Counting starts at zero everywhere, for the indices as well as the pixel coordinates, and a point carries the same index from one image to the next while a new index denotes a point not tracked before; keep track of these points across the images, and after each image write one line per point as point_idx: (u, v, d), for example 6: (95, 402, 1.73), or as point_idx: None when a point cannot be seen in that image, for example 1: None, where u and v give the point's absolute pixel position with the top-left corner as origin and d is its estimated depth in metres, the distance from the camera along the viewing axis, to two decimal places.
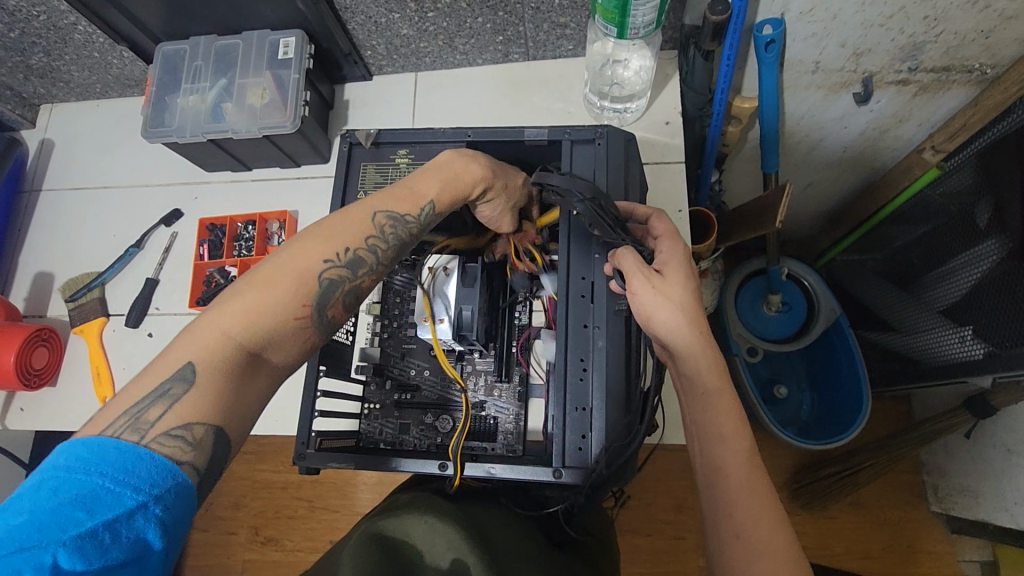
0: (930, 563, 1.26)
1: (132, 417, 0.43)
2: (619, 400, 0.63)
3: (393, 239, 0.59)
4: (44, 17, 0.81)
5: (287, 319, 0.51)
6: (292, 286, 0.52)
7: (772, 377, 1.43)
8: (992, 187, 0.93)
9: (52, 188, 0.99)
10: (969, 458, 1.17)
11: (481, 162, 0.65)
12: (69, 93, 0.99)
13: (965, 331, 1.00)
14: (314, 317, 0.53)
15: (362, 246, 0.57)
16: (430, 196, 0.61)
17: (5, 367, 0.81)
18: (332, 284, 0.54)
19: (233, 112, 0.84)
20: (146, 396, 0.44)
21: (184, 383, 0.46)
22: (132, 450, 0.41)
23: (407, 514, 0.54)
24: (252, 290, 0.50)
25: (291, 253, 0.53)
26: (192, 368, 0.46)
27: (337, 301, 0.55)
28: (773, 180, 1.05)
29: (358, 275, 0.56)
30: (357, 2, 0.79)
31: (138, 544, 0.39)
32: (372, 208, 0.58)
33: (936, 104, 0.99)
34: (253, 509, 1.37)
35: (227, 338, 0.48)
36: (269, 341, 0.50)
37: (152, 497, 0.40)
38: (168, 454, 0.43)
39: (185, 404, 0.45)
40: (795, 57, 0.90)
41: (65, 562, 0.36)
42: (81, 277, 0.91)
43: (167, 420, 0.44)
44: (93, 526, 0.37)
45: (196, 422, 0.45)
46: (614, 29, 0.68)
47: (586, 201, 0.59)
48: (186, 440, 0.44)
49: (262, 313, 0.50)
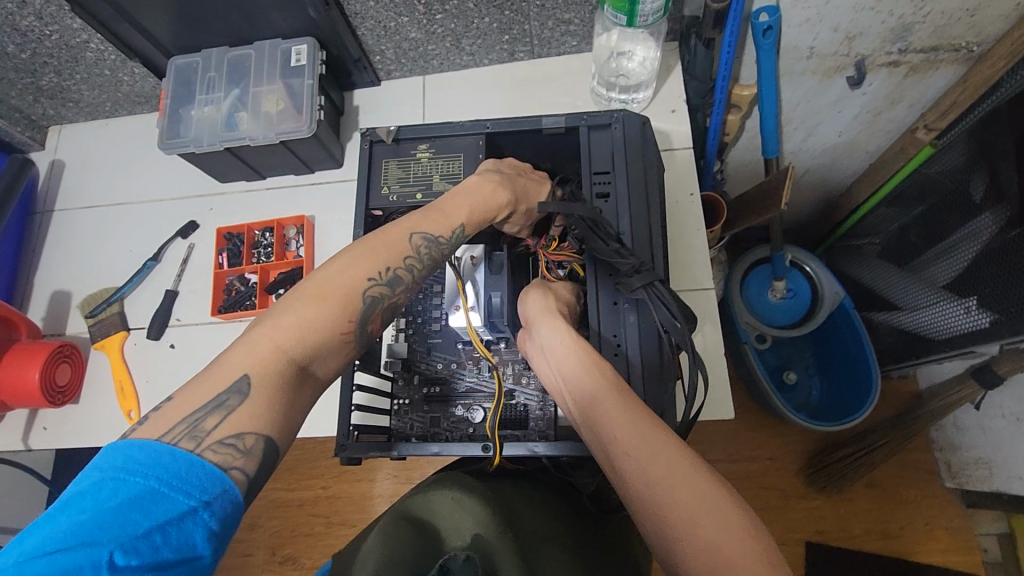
0: (949, 539, 1.27)
1: (189, 425, 0.45)
2: (654, 374, 0.64)
3: (428, 259, 0.61)
4: (57, 36, 0.83)
5: (333, 332, 0.53)
6: (341, 301, 0.54)
7: (781, 364, 1.44)
8: (987, 159, 0.95)
9: (64, 207, 1.00)
10: (981, 430, 1.18)
11: (507, 186, 0.67)
12: (78, 113, 1.00)
13: (970, 302, 1.01)
14: (356, 333, 0.56)
15: (401, 265, 0.59)
16: (461, 221, 0.63)
17: (28, 384, 0.81)
18: (374, 301, 0.56)
19: (248, 121, 0.85)
20: (203, 406, 0.46)
21: (240, 395, 0.47)
22: (184, 457, 0.43)
23: (434, 491, 0.54)
24: (307, 304, 0.53)
25: (338, 269, 0.56)
26: (247, 380, 0.48)
27: (377, 317, 0.57)
28: (774, 165, 1.07)
29: (397, 293, 0.59)
30: (367, 7, 0.81)
31: (188, 547, 0.40)
32: (410, 229, 0.60)
33: (927, 84, 1.01)
34: (269, 528, 1.36)
35: (280, 351, 0.50)
36: (316, 354, 0.52)
37: (202, 502, 0.42)
38: (219, 462, 0.44)
39: (239, 415, 0.46)
40: (791, 43, 0.93)
41: (120, 560, 0.37)
42: (100, 293, 0.91)
43: (222, 429, 0.45)
44: (148, 527, 0.38)
45: (248, 431, 0.46)
46: (624, 18, 0.71)
47: (583, 221, 0.65)
48: (238, 448, 0.45)
49: (314, 325, 0.52)
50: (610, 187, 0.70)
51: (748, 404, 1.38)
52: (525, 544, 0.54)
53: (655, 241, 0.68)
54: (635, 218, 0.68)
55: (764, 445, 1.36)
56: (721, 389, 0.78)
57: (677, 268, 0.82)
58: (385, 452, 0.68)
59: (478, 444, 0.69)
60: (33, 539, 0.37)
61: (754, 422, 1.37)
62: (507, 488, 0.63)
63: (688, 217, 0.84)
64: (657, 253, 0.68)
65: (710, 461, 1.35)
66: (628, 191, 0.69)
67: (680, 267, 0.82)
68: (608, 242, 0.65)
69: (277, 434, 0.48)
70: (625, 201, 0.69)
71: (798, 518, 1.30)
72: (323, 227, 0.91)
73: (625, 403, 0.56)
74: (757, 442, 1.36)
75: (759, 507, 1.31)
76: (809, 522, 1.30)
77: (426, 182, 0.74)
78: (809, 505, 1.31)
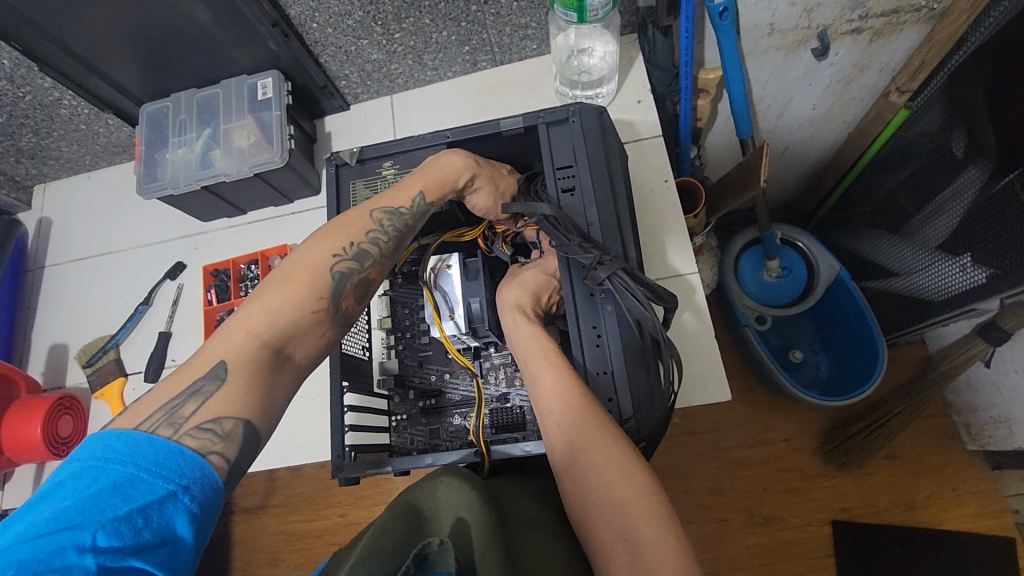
0: (977, 503, 1.24)
1: (168, 413, 0.47)
2: (636, 355, 0.64)
3: (393, 230, 0.64)
4: (30, 97, 0.85)
5: (305, 311, 0.56)
6: (307, 282, 0.57)
7: (785, 343, 1.43)
8: (963, 115, 0.94)
9: (54, 263, 1.02)
10: (995, 389, 1.16)
11: (463, 155, 0.71)
12: (60, 169, 1.03)
13: (964, 260, 1.00)
14: (329, 310, 0.58)
15: (364, 240, 0.62)
16: (418, 189, 0.66)
17: (32, 439, 0.82)
18: (343, 276, 0.59)
19: (222, 157, 0.87)
20: (180, 394, 0.48)
21: (216, 380, 0.49)
22: (163, 444, 0.45)
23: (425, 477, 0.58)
24: (275, 290, 0.55)
25: (303, 254, 0.59)
26: (223, 366, 0.50)
27: (348, 293, 0.59)
28: (750, 144, 1.06)
29: (365, 267, 0.61)
30: (325, 34, 0.83)
31: (168, 530, 0.41)
32: (371, 206, 0.64)
33: (894, 47, 1.00)
34: (290, 562, 1.35)
35: (253, 335, 0.52)
36: (290, 336, 0.54)
37: (181, 487, 0.43)
38: (198, 447, 0.46)
39: (215, 401, 0.48)
40: (749, 21, 0.93)
41: (103, 541, 0.38)
42: (96, 342, 0.94)
43: (199, 415, 0.47)
44: (127, 510, 0.40)
45: (225, 416, 0.48)
46: (574, 15, 0.71)
47: (547, 219, 0.66)
48: (216, 432, 0.47)
49: (282, 309, 0.54)
50: (575, 180, 0.70)
51: (757, 387, 1.37)
52: (510, 533, 0.55)
53: (624, 223, 0.69)
54: (602, 208, 0.69)
55: (777, 427, 1.34)
56: (710, 371, 0.78)
57: (655, 256, 0.82)
58: (382, 469, 0.69)
59: (469, 450, 0.69)
60: (21, 525, 0.38)
61: (765, 404, 1.36)
62: (513, 489, 0.65)
63: (665, 206, 0.84)
64: (628, 241, 0.68)
65: (724, 448, 1.34)
66: (592, 184, 0.69)
67: (657, 255, 0.82)
68: (570, 238, 0.65)
69: (257, 419, 0.50)
70: (590, 189, 0.69)
71: (821, 498, 1.28)
72: None
73: (586, 412, 0.59)
74: (769, 425, 1.34)
75: (779, 490, 1.29)
76: (833, 500, 1.28)
77: None
78: (830, 482, 1.29)
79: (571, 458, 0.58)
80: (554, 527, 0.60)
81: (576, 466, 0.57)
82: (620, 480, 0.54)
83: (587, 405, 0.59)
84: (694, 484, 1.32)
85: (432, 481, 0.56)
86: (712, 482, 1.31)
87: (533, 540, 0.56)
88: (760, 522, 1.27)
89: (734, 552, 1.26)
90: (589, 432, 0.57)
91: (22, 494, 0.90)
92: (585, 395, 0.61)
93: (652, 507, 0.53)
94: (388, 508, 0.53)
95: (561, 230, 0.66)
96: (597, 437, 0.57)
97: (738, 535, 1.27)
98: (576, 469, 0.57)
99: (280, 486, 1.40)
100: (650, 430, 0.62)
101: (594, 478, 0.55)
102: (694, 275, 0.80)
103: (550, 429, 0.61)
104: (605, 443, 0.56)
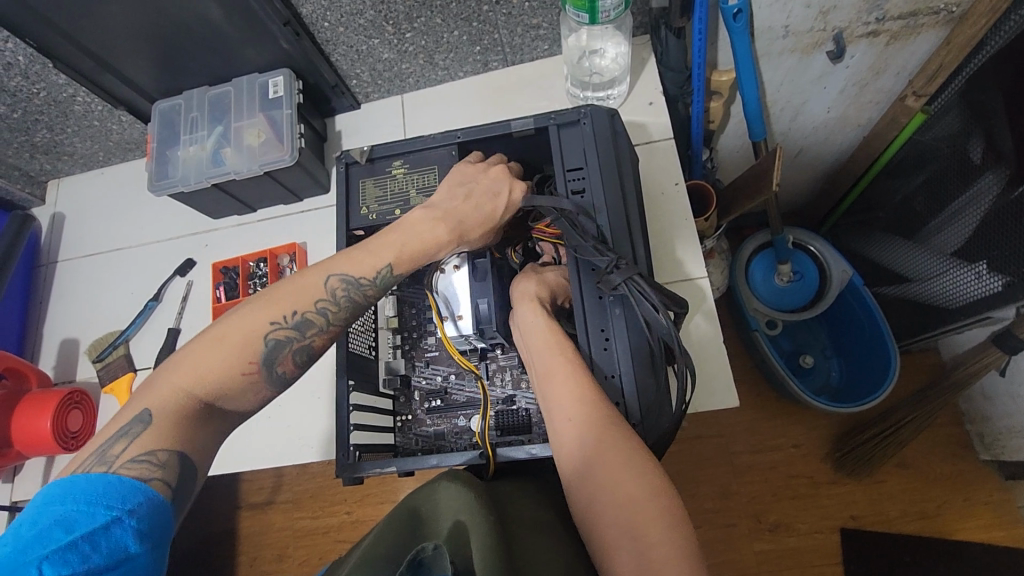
0: (990, 514, 1.22)
1: (99, 454, 0.50)
2: (645, 359, 0.63)
3: (345, 301, 0.62)
4: (44, 93, 0.86)
5: (234, 373, 0.56)
6: (238, 346, 0.57)
7: (797, 348, 1.41)
8: (981, 122, 0.93)
9: (66, 258, 1.03)
10: (1009, 398, 1.14)
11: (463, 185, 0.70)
12: (74, 165, 1.04)
13: (980, 267, 0.98)
14: (264, 373, 0.58)
15: (312, 308, 0.61)
16: (388, 260, 0.64)
17: (42, 432, 0.83)
18: (278, 344, 0.59)
19: (232, 155, 0.87)
20: (110, 437, 0.51)
21: (142, 423, 0.52)
22: (100, 478, 0.48)
23: (428, 483, 0.57)
24: (205, 349, 0.56)
25: (243, 315, 0.59)
26: (148, 413, 0.53)
27: (286, 358, 0.59)
28: (763, 147, 1.05)
29: (308, 335, 0.61)
30: (336, 33, 0.83)
31: (120, 549, 0.44)
32: (328, 272, 0.62)
33: (910, 50, 0.99)
34: (297, 559, 1.35)
35: (181, 391, 0.54)
36: (220, 394, 0.56)
37: (125, 511, 0.46)
38: (136, 476, 0.49)
39: (144, 440, 0.51)
40: (763, 23, 0.92)
41: (50, 570, 0.41)
42: (106, 337, 0.94)
43: (130, 451, 0.50)
44: (72, 539, 0.43)
45: (159, 448, 0.51)
46: (586, 16, 0.71)
47: (563, 218, 0.66)
48: (152, 462, 0.50)
49: (208, 369, 0.55)
50: (586, 182, 0.70)
51: (767, 391, 1.36)
52: (512, 536, 0.55)
53: (634, 228, 0.69)
54: (612, 210, 0.68)
55: (786, 433, 1.32)
56: (719, 376, 0.77)
57: (665, 259, 0.82)
58: (386, 470, 0.68)
59: (474, 452, 0.69)
60: None
61: (775, 409, 1.34)
62: (518, 492, 0.64)
63: (675, 209, 0.83)
64: (637, 246, 0.68)
65: (732, 452, 1.32)
66: (604, 186, 0.69)
67: (668, 258, 0.82)
68: (585, 240, 0.65)
69: (193, 452, 0.53)
70: (601, 192, 0.69)
71: (830, 505, 1.27)
72: (315, 252, 0.93)
73: (593, 414, 0.59)
74: (777, 431, 1.33)
75: (787, 496, 1.28)
76: (842, 508, 1.26)
77: (403, 197, 0.76)
78: (840, 490, 1.27)
79: (578, 461, 0.57)
80: (558, 530, 0.60)
81: (582, 468, 0.57)
82: (630, 482, 0.54)
83: (594, 406, 0.59)
84: (702, 489, 1.30)
85: (432, 485, 0.57)
86: (719, 488, 1.30)
87: (538, 542, 0.55)
88: (768, 528, 1.26)
89: (741, 559, 1.25)
90: (597, 434, 0.57)
91: (32, 485, 0.91)
92: (594, 396, 0.60)
93: (661, 509, 0.52)
94: (388, 514, 0.54)
95: (575, 231, 0.65)
96: (607, 438, 0.56)
97: (745, 541, 1.26)
98: (583, 472, 0.57)
99: (289, 482, 1.41)
100: (658, 436, 0.61)
101: (603, 480, 0.55)
102: (704, 279, 0.80)
103: (558, 430, 0.60)
104: (611, 444, 0.56)
